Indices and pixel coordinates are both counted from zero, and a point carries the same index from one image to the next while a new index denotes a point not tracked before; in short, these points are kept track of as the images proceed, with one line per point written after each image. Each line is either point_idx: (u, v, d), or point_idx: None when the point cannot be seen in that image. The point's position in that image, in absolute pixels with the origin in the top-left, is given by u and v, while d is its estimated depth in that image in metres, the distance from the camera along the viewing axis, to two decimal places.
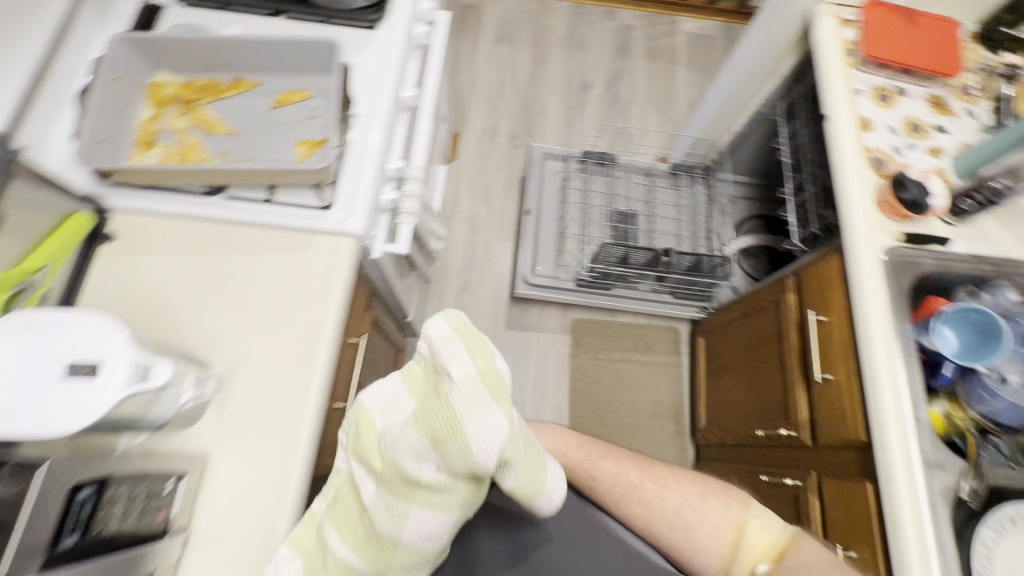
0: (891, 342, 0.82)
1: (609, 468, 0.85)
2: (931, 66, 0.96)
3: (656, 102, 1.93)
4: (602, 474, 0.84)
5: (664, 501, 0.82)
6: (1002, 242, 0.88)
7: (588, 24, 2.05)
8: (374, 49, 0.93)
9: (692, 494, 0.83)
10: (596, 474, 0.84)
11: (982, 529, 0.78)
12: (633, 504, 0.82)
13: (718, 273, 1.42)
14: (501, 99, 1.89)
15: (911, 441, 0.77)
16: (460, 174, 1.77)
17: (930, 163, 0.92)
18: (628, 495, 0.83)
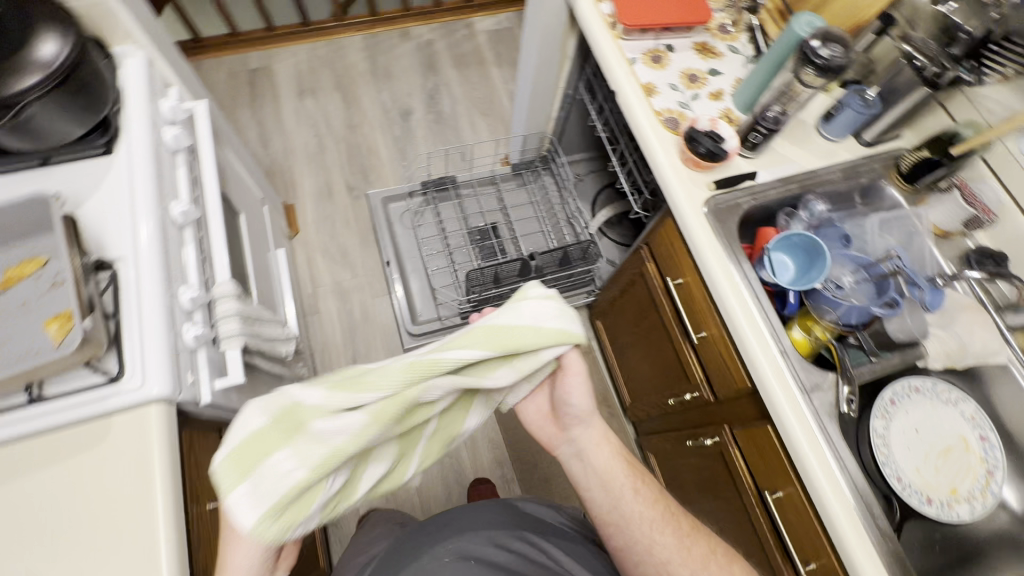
0: (738, 287, 0.84)
1: (647, 497, 0.78)
2: (688, 19, 1.00)
3: (480, 108, 1.91)
4: (646, 492, 0.79)
5: (691, 552, 0.74)
6: (799, 158, 0.93)
7: (387, 52, 1.99)
8: (117, 174, 0.80)
9: (720, 555, 0.75)
10: (638, 490, 0.79)
11: (873, 422, 0.84)
12: (660, 535, 0.75)
13: (591, 254, 1.39)
14: (324, 153, 1.78)
15: (786, 373, 0.80)
16: (308, 245, 1.64)
17: (716, 108, 0.96)
18: (655, 526, 0.76)
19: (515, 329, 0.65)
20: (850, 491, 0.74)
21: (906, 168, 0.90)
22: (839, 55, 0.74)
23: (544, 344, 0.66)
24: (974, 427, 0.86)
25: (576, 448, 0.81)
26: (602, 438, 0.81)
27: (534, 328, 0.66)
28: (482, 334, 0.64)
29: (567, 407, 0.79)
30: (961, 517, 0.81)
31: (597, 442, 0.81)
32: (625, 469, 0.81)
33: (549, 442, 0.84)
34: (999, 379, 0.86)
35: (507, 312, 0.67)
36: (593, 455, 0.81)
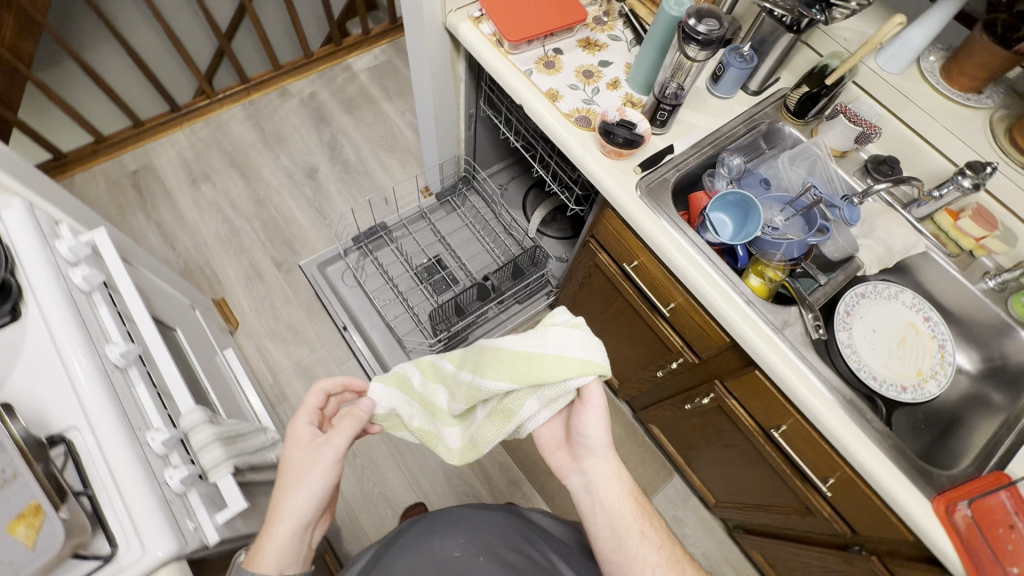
0: (689, 254, 0.89)
1: (654, 541, 0.74)
2: (566, 20, 1.04)
3: (384, 146, 1.89)
4: (652, 535, 0.74)
5: None
6: (704, 123, 1.00)
7: (272, 116, 1.91)
8: (33, 338, 0.72)
9: None
10: (645, 534, 0.74)
11: (839, 335, 0.92)
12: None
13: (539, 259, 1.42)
14: (239, 236, 1.69)
15: (756, 319, 0.85)
16: (253, 334, 1.56)
17: (618, 96, 1.01)
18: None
19: (540, 358, 0.67)
20: (841, 405, 0.81)
21: (793, 105, 0.99)
22: (717, 28, 0.79)
23: (564, 376, 0.66)
24: (918, 312, 0.97)
25: (585, 478, 0.77)
26: (614, 470, 0.76)
27: (556, 358, 0.67)
28: (510, 363, 0.69)
29: (582, 435, 0.75)
30: (932, 393, 0.91)
31: (610, 475, 0.76)
32: (633, 508, 0.76)
33: (558, 470, 0.79)
34: (923, 265, 0.97)
35: (533, 336, 0.69)
36: (604, 490, 0.75)
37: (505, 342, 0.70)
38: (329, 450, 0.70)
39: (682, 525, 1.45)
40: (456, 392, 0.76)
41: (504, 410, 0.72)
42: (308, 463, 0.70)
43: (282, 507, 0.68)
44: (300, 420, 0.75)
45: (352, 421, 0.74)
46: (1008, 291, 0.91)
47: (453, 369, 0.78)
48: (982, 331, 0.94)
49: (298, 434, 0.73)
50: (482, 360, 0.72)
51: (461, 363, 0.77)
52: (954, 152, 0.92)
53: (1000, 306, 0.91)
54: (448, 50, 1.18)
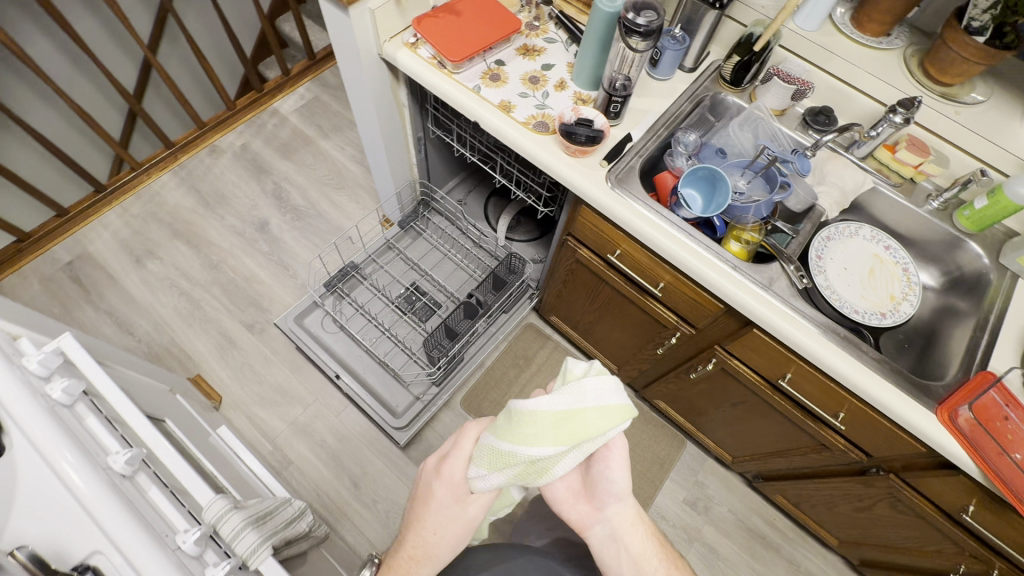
0: (670, 233, 0.92)
1: None
2: (502, 32, 1.05)
3: (332, 185, 1.85)
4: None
5: None
6: (652, 107, 1.05)
7: (206, 176, 1.82)
8: (26, 470, 0.68)
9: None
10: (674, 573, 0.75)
11: (817, 280, 0.99)
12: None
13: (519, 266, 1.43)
14: (201, 306, 1.61)
15: (745, 281, 0.90)
16: (240, 404, 1.49)
17: (568, 96, 1.04)
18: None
19: (581, 415, 0.63)
20: (838, 342, 0.86)
21: (729, 75, 1.06)
22: (655, 19, 0.82)
23: (606, 429, 0.63)
24: (879, 243, 1.05)
25: (612, 527, 0.74)
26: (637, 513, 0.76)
27: (597, 409, 0.63)
28: (552, 423, 0.63)
29: (609, 480, 0.73)
30: (908, 312, 0.99)
31: (634, 520, 0.75)
32: (658, 551, 0.76)
33: (580, 523, 0.75)
34: (873, 200, 1.05)
35: (571, 393, 0.64)
36: (628, 535, 0.74)
37: (543, 405, 0.64)
38: (481, 508, 0.71)
39: (706, 488, 1.50)
40: (496, 463, 0.66)
41: (536, 469, 0.65)
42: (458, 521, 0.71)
43: (429, 555, 0.71)
44: (453, 465, 0.72)
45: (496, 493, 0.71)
46: (949, 208, 1.00)
47: (490, 438, 0.68)
48: (937, 248, 1.03)
49: (449, 484, 0.71)
50: (519, 428, 0.64)
51: (496, 429, 0.68)
52: (880, 92, 1.00)
53: (946, 222, 1.00)
54: (387, 80, 1.17)
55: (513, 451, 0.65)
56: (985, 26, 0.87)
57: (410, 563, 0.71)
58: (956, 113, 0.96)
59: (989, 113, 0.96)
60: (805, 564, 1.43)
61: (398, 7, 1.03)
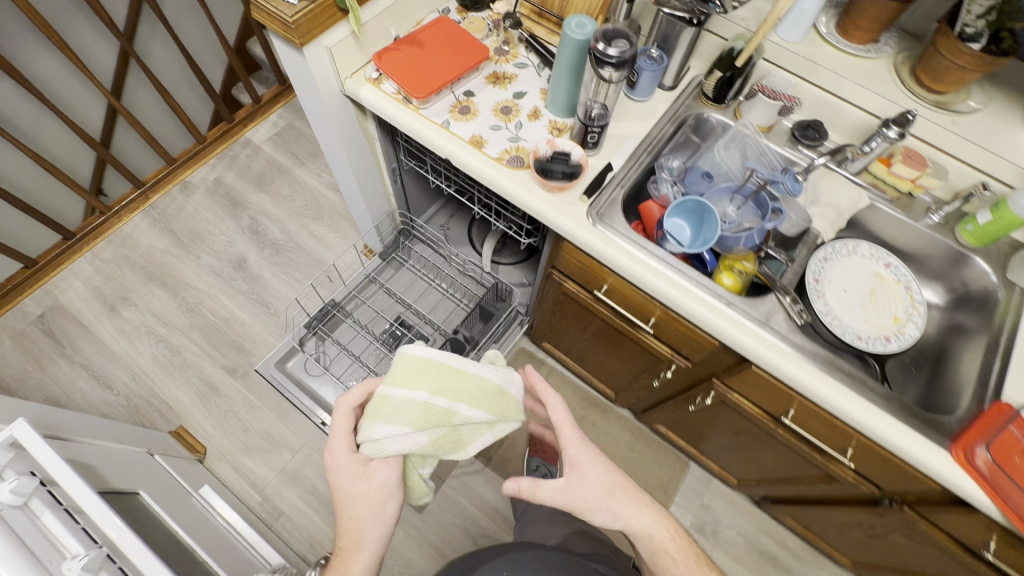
0: (658, 270, 0.87)
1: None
2: (469, 61, 1.00)
3: (310, 215, 1.79)
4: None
5: None
6: (633, 132, 0.99)
7: (179, 215, 1.76)
8: None
9: None
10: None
11: (816, 306, 0.94)
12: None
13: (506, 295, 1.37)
14: (180, 354, 1.55)
15: (739, 317, 0.84)
16: (226, 454, 1.43)
17: (543, 126, 0.98)
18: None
19: (508, 397, 0.79)
20: (843, 380, 0.80)
21: (711, 92, 1.00)
22: (628, 48, 0.76)
23: (516, 417, 0.80)
24: (879, 260, 1.00)
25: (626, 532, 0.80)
26: (647, 517, 0.80)
27: (516, 399, 0.80)
28: (488, 392, 0.77)
29: (586, 513, 0.78)
30: (913, 335, 0.94)
31: (646, 524, 0.80)
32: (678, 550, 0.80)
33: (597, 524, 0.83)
34: (870, 217, 1.00)
35: (505, 375, 0.81)
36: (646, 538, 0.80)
37: (487, 374, 0.78)
38: (389, 472, 0.75)
39: (712, 511, 1.46)
40: (425, 421, 0.73)
41: (454, 437, 0.75)
42: (377, 493, 0.75)
43: (361, 537, 0.75)
44: (337, 451, 0.75)
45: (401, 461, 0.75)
46: (951, 221, 0.95)
47: (422, 395, 0.74)
48: (941, 263, 0.98)
49: (344, 471, 0.74)
50: (464, 387, 0.75)
51: (431, 388, 0.74)
52: (871, 104, 0.94)
53: (948, 237, 0.95)
54: (353, 116, 1.11)
55: (449, 408, 0.74)
56: (979, 32, 0.82)
57: (347, 551, 0.75)
58: (954, 124, 0.90)
59: (987, 121, 0.91)
60: None
61: (357, 41, 0.97)
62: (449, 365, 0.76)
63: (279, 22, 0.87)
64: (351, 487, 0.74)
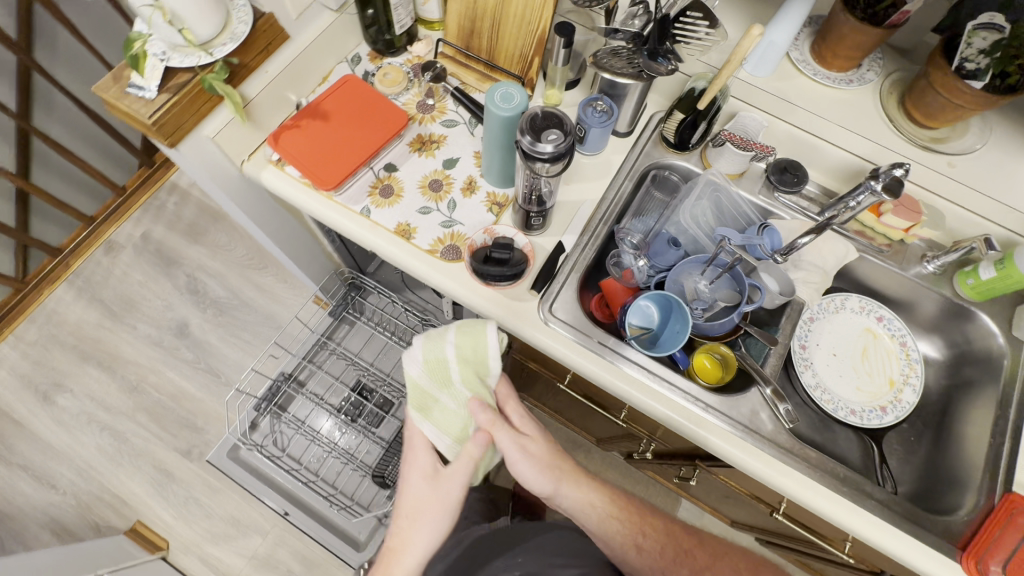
0: (626, 374, 0.75)
1: (654, 541, 0.72)
2: (387, 129, 0.84)
3: (252, 265, 1.63)
4: (651, 545, 0.71)
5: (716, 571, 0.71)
6: (586, 197, 0.85)
7: (108, 281, 1.60)
8: None
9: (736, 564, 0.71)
10: (643, 542, 0.71)
11: (803, 379, 0.85)
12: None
13: None
14: (129, 440, 1.44)
15: (720, 424, 0.74)
16: (189, 545, 1.34)
17: (481, 203, 0.84)
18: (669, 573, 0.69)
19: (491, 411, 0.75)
20: (843, 491, 0.71)
21: (673, 137, 0.87)
22: (562, 140, 0.61)
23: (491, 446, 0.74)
24: (870, 314, 0.90)
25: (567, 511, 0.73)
26: (588, 492, 0.72)
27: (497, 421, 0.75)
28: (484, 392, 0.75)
29: (524, 478, 0.72)
30: (911, 402, 0.85)
31: (583, 501, 0.72)
32: (620, 516, 0.72)
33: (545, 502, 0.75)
34: (859, 267, 0.89)
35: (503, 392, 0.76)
36: (584, 512, 0.72)
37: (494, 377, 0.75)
38: (456, 485, 0.70)
39: None
40: (430, 365, 0.75)
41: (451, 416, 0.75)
42: (433, 500, 0.69)
43: (405, 542, 0.68)
44: (419, 451, 0.74)
45: (468, 454, 0.71)
46: (948, 270, 0.85)
47: (451, 354, 0.75)
48: (937, 316, 0.88)
49: (421, 468, 0.72)
50: (473, 372, 0.74)
51: (462, 351, 0.75)
52: (854, 146, 0.82)
53: (946, 288, 0.84)
54: (265, 196, 0.95)
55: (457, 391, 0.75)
56: (982, 69, 0.68)
57: (391, 553, 0.68)
58: (951, 166, 0.79)
59: (987, 158, 0.79)
60: None
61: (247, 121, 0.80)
62: (489, 365, 0.75)
63: (135, 120, 0.70)
64: (416, 477, 0.72)
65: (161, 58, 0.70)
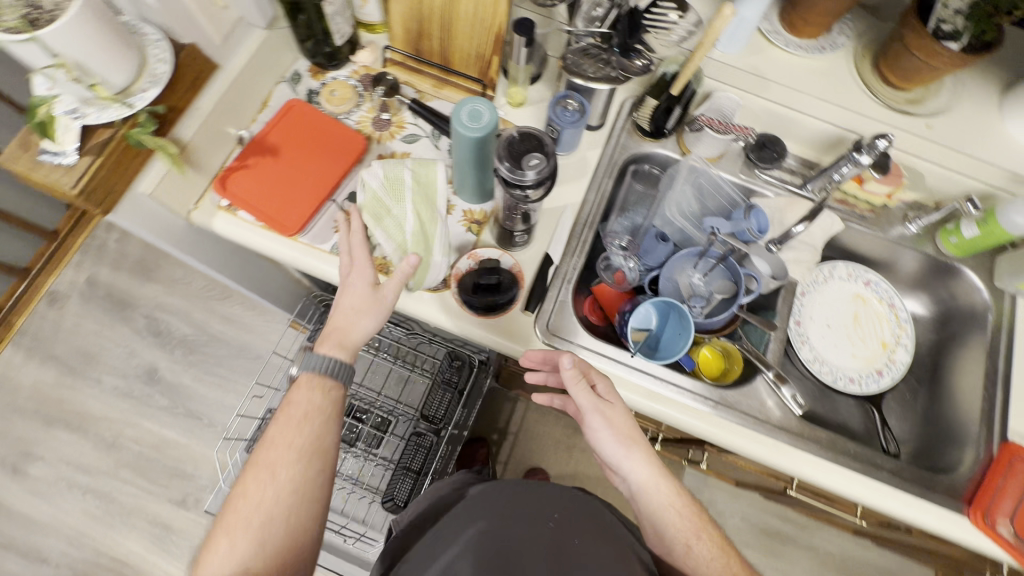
0: (635, 384, 0.73)
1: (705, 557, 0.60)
2: (344, 157, 0.78)
3: (215, 296, 1.53)
4: (702, 554, 0.60)
5: None
6: (568, 201, 0.81)
7: (58, 335, 1.48)
8: None
9: None
10: (695, 546, 0.60)
11: (801, 355, 0.86)
12: None
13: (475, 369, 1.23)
14: (116, 499, 1.37)
15: (734, 422, 0.73)
16: None
17: (459, 222, 0.78)
18: None
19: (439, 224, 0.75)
20: (855, 467, 0.73)
21: (648, 125, 0.83)
22: (545, 165, 0.58)
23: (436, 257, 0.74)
24: (857, 279, 0.90)
25: (629, 487, 0.64)
26: (658, 473, 0.63)
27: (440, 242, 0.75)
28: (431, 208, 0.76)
29: (593, 443, 0.66)
30: (904, 361, 0.87)
31: (648, 481, 0.63)
32: (684, 511, 0.62)
33: (609, 471, 0.69)
34: (844, 235, 0.88)
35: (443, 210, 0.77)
36: (643, 498, 0.63)
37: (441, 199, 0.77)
38: (393, 290, 0.66)
39: (715, 504, 1.42)
40: (389, 182, 0.75)
41: (398, 224, 0.73)
42: (374, 304, 0.65)
43: (353, 333, 0.65)
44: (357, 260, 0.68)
45: (401, 279, 0.66)
46: (930, 228, 0.85)
47: (408, 175, 0.76)
48: (920, 273, 0.89)
49: (360, 271, 0.67)
50: (423, 195, 0.76)
51: (416, 177, 0.76)
52: (832, 117, 0.79)
53: (928, 245, 0.85)
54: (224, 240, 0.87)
55: (409, 211, 0.74)
56: (958, 30, 0.67)
57: (338, 329, 0.65)
58: (929, 128, 0.79)
59: (962, 116, 0.79)
60: (824, 546, 1.40)
61: (187, 168, 0.71)
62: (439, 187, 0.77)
63: (58, 192, 0.62)
64: (357, 286, 0.66)
65: (74, 117, 0.61)
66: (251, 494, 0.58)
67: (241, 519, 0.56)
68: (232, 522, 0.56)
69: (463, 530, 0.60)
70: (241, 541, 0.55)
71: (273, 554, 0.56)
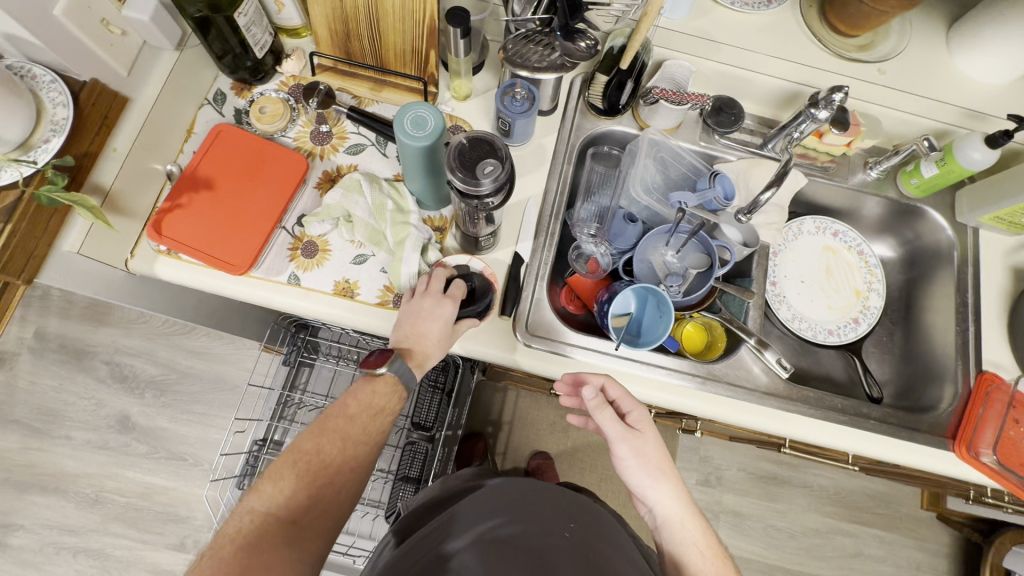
0: (622, 373, 0.72)
1: None
2: (287, 180, 0.72)
3: (177, 330, 1.46)
4: None
5: None
6: (530, 194, 0.77)
7: (14, 397, 1.39)
8: None
9: None
10: None
11: (780, 315, 0.86)
12: None
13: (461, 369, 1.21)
14: (111, 554, 1.32)
15: (723, 395, 0.73)
16: None
17: (422, 231, 0.74)
18: None
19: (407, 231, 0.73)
20: (842, 420, 0.74)
21: (602, 102, 0.80)
22: (502, 171, 0.54)
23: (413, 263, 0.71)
24: (825, 232, 0.90)
25: (653, 518, 0.64)
26: (684, 507, 0.63)
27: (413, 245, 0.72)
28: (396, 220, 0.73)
29: (621, 474, 0.65)
30: (878, 306, 0.88)
31: (673, 513, 0.62)
32: (704, 544, 0.61)
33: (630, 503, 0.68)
34: (808, 189, 0.88)
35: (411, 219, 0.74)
36: (666, 532, 0.62)
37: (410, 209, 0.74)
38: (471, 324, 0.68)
39: (712, 460, 1.45)
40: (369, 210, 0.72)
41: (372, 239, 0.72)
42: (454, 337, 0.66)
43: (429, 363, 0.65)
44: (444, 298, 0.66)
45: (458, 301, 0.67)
46: (890, 171, 0.85)
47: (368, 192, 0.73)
48: (884, 216, 0.90)
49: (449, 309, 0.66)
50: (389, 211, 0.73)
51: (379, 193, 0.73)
52: (784, 73, 0.78)
53: (889, 189, 0.85)
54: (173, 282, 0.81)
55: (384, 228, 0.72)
56: None
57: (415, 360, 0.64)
58: (881, 73, 0.78)
59: (911, 57, 0.78)
60: (817, 482, 1.46)
61: (115, 218, 0.66)
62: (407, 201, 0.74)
63: None
64: (446, 315, 0.65)
65: None
66: (324, 450, 0.56)
67: (311, 467, 0.55)
68: (301, 466, 0.55)
69: (475, 522, 0.54)
70: (302, 494, 0.54)
71: (324, 508, 0.55)
